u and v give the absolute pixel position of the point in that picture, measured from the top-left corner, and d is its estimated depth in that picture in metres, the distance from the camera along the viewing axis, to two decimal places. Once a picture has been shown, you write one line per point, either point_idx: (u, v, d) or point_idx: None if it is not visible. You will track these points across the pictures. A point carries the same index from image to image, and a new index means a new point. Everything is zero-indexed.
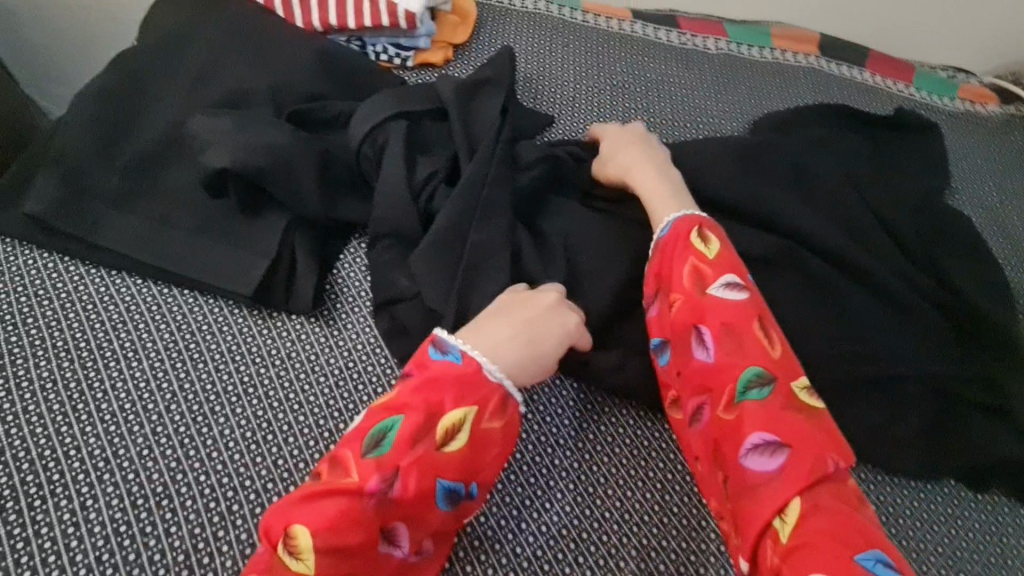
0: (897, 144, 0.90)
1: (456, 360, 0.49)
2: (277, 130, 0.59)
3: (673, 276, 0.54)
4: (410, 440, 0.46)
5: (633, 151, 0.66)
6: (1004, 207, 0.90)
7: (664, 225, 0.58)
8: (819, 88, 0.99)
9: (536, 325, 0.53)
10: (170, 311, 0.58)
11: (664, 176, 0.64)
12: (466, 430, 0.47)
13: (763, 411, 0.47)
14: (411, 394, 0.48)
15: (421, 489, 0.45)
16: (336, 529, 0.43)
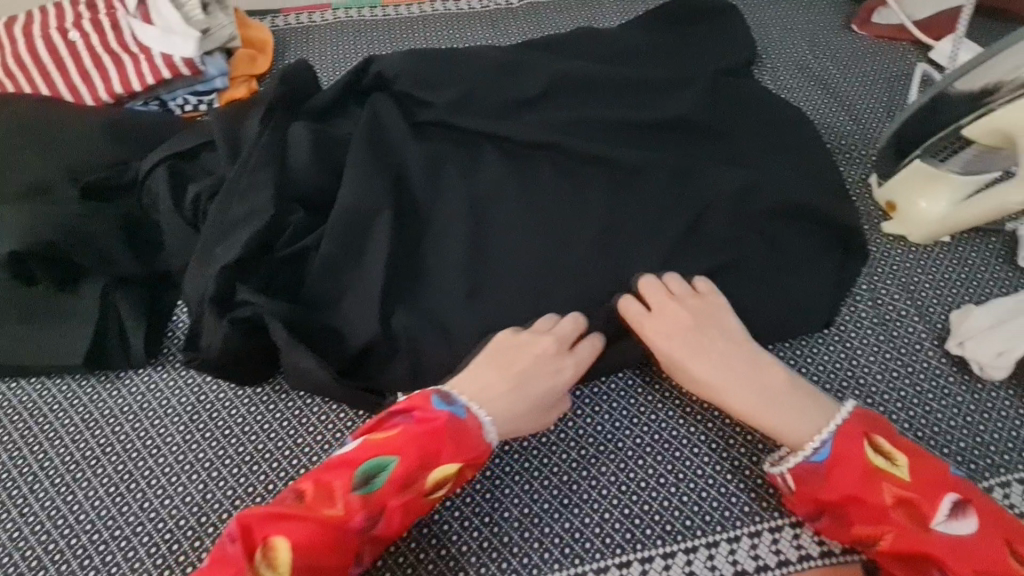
0: (702, 38, 0.93)
1: (460, 414, 0.59)
2: (70, 207, 0.63)
3: (848, 471, 0.56)
4: (401, 483, 0.55)
5: (706, 318, 0.65)
6: (815, 64, 0.94)
7: (822, 441, 0.58)
8: (624, 8, 1.02)
9: (507, 372, 0.63)
10: (21, 403, 0.62)
11: (742, 349, 0.64)
12: (444, 484, 0.57)
13: (952, 541, 0.52)
14: (407, 439, 0.56)
15: (399, 526, 0.55)
16: (308, 552, 0.51)
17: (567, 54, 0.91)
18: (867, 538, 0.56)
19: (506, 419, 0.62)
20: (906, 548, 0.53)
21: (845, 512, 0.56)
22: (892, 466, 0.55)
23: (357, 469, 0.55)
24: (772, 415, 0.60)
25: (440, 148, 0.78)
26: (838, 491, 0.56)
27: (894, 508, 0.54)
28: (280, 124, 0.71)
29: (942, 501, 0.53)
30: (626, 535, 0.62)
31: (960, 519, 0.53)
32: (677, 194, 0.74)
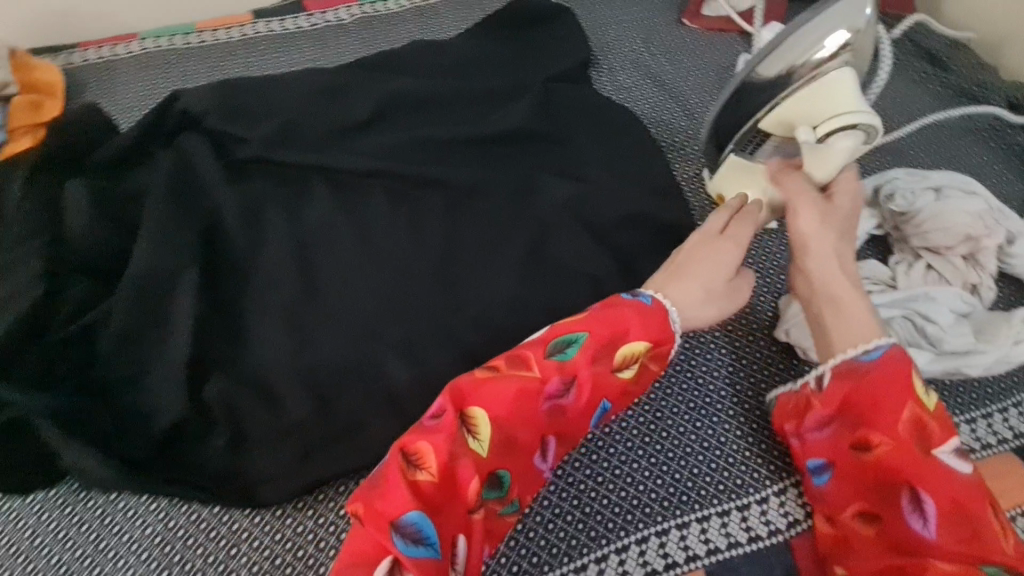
0: (537, 44, 0.92)
1: (647, 301, 0.59)
2: None
3: (883, 388, 0.52)
4: (594, 357, 0.55)
5: (845, 210, 0.64)
6: (650, 62, 0.95)
7: (874, 347, 0.54)
8: (462, 17, 0.99)
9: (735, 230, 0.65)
10: None
11: (844, 249, 0.61)
12: (628, 368, 0.58)
13: (955, 481, 0.48)
14: (599, 320, 0.56)
15: (586, 404, 0.55)
16: (509, 424, 0.52)
17: (396, 72, 0.87)
18: (864, 442, 0.52)
19: (691, 305, 0.61)
20: (901, 465, 0.50)
21: (861, 412, 0.53)
22: (923, 394, 0.52)
23: (549, 339, 0.55)
24: (852, 318, 0.57)
25: (257, 190, 0.73)
26: (867, 394, 0.53)
27: (904, 423, 0.51)
28: (49, 185, 0.63)
29: (951, 436, 0.50)
30: (494, 574, 0.58)
31: (962, 461, 0.50)
32: (512, 212, 0.73)
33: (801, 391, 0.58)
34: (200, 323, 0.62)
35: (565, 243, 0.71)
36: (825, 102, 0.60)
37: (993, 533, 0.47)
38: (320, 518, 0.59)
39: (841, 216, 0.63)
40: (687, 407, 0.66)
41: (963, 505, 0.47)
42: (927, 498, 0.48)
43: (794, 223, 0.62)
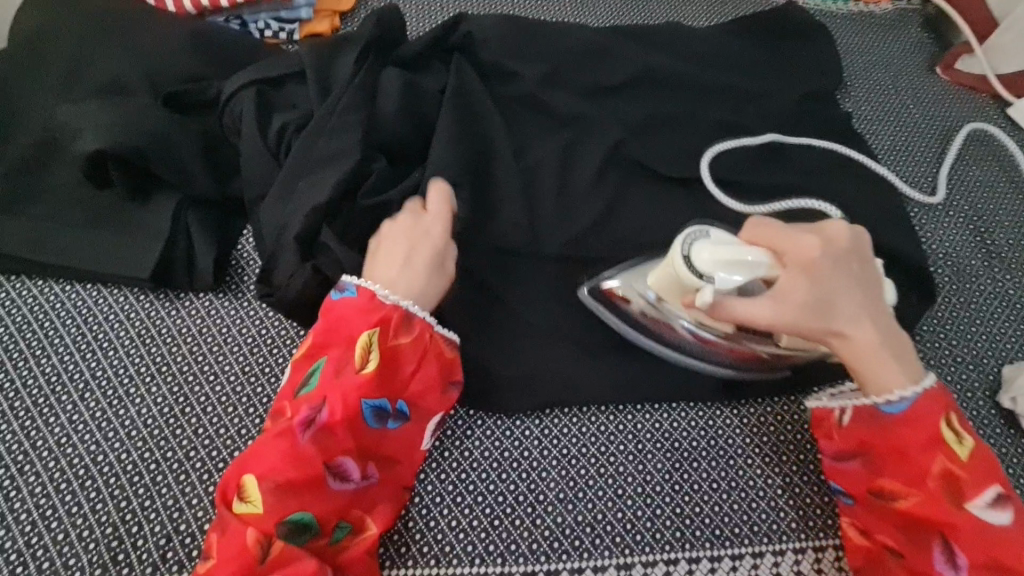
0: (797, 50, 0.90)
1: (351, 294, 0.54)
2: (152, 116, 0.60)
3: (914, 467, 0.51)
4: (949, 476, 0.51)
5: (841, 278, 0.54)
6: (896, 98, 0.93)
7: (905, 397, 0.52)
8: (715, 5, 0.98)
9: (839, 264, 0.54)
10: (71, 308, 0.58)
11: (873, 317, 0.54)
12: (378, 351, 0.52)
13: (988, 535, 0.49)
14: (343, 317, 0.53)
15: (342, 408, 0.50)
16: (280, 470, 0.49)
17: (657, 43, 0.86)
18: (892, 492, 0.52)
19: (806, 309, 0.53)
20: (929, 514, 0.50)
21: (889, 463, 0.52)
22: (956, 443, 0.52)
23: (351, 343, 0.52)
24: (870, 362, 0.53)
25: (520, 122, 0.76)
26: (894, 443, 0.52)
27: (936, 478, 0.51)
28: (370, 64, 0.68)
29: (985, 488, 0.50)
30: (695, 532, 0.56)
31: (997, 510, 0.50)
32: (753, 206, 0.74)
33: (817, 413, 0.57)
34: (466, 226, 0.65)
35: None
36: (739, 257, 0.52)
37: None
38: (545, 428, 0.61)
39: (835, 277, 0.54)
40: None
41: (1000, 560, 0.48)
42: (962, 553, 0.49)
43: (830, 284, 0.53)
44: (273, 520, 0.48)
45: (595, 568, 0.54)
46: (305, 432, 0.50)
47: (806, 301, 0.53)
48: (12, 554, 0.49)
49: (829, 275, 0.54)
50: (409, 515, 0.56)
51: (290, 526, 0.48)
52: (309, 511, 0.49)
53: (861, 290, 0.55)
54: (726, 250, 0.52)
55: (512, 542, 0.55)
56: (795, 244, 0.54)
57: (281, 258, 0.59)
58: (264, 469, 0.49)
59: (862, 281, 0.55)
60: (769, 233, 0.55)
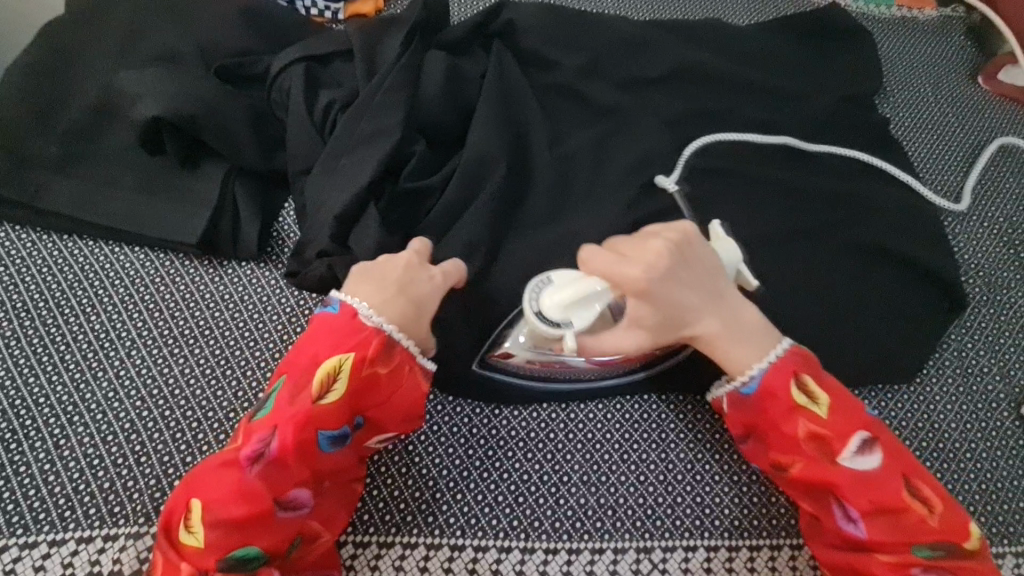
0: (837, 52, 0.90)
1: (334, 309, 0.51)
2: (205, 86, 0.62)
3: (784, 439, 0.53)
4: (818, 436, 0.52)
5: (674, 288, 0.52)
6: (935, 105, 0.92)
7: (755, 373, 0.53)
8: (756, 3, 0.98)
9: (672, 271, 0.52)
10: (121, 268, 0.60)
11: (715, 310, 0.54)
12: (342, 379, 0.49)
13: (865, 480, 0.51)
14: (313, 343, 0.51)
15: (293, 440, 0.48)
16: (222, 504, 0.46)
17: (698, 38, 0.86)
18: (779, 464, 0.53)
19: (656, 329, 0.53)
20: (815, 477, 0.52)
21: (767, 438, 0.54)
22: (813, 405, 0.52)
23: (312, 372, 0.49)
24: (728, 351, 0.54)
25: (558, 111, 0.76)
26: (767, 418, 0.53)
27: (806, 442, 0.52)
28: (415, 44, 0.69)
29: (851, 438, 0.51)
30: (717, 521, 0.56)
31: (867, 455, 0.51)
32: (789, 204, 0.74)
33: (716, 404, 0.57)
34: (501, 209, 0.66)
35: (838, 251, 0.71)
36: (581, 294, 0.52)
37: (917, 514, 0.50)
38: (572, 412, 0.61)
39: (672, 291, 0.52)
40: (918, 445, 0.65)
41: (883, 503, 0.50)
42: (851, 505, 0.50)
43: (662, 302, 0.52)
44: (214, 555, 0.46)
45: (616, 549, 0.55)
46: (252, 466, 0.47)
47: (656, 321, 0.53)
48: (59, 499, 0.51)
49: (668, 292, 0.52)
50: (436, 487, 0.56)
51: (235, 559, 0.46)
52: (255, 545, 0.47)
53: (697, 288, 0.54)
54: (569, 291, 0.52)
55: (536, 519, 0.55)
56: (625, 273, 0.51)
57: (322, 230, 0.60)
58: (210, 498, 0.47)
59: (704, 280, 0.54)
60: (604, 268, 0.52)
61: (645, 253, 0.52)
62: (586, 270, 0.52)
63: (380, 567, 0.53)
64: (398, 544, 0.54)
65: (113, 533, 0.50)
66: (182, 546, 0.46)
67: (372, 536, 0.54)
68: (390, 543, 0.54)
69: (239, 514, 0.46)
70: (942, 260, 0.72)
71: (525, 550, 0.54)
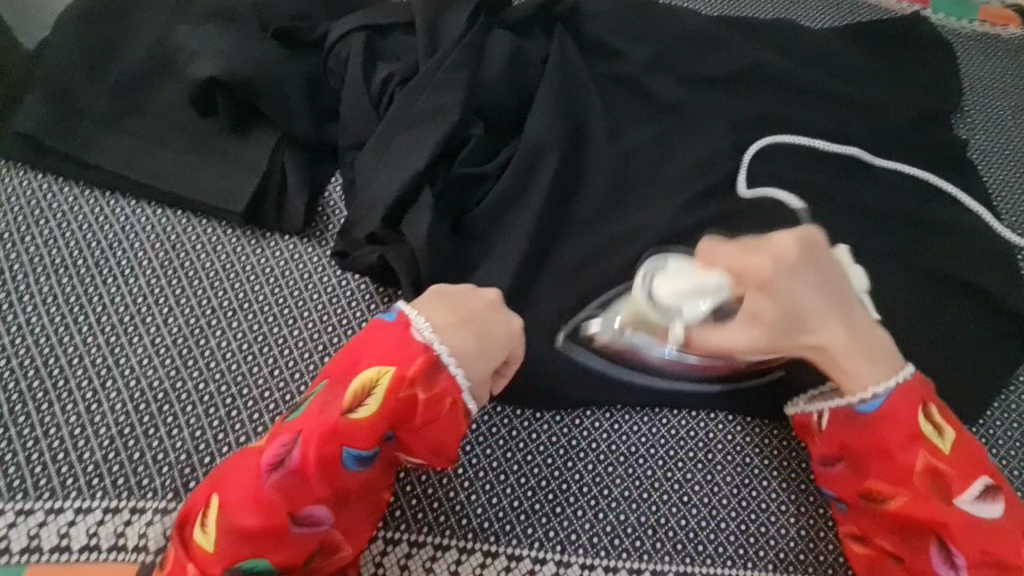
0: (916, 65, 0.85)
1: (388, 318, 0.49)
2: (262, 49, 0.59)
3: (896, 469, 0.49)
4: (937, 472, 0.48)
5: (800, 290, 0.49)
6: (1017, 129, 0.86)
7: (878, 393, 0.49)
8: (831, 7, 0.93)
9: (800, 271, 0.49)
10: (163, 232, 0.58)
11: (844, 320, 0.50)
12: (374, 396, 0.46)
13: (981, 527, 0.47)
14: (353, 352, 0.48)
15: (317, 454, 0.45)
16: (237, 507, 0.45)
17: (770, 39, 0.82)
18: (878, 494, 0.50)
19: (774, 331, 0.50)
20: (921, 516, 0.48)
21: (872, 464, 0.50)
22: (936, 438, 0.49)
23: (347, 382, 0.47)
24: (853, 366, 0.50)
25: (620, 105, 0.73)
26: (875, 441, 0.50)
27: (921, 475, 0.48)
28: (480, 20, 0.65)
29: (973, 480, 0.48)
30: (761, 552, 0.53)
31: (985, 502, 0.48)
32: (859, 222, 0.69)
33: (800, 419, 0.54)
34: (557, 203, 0.63)
35: (909, 277, 0.67)
36: (696, 286, 0.49)
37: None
38: (615, 422, 0.58)
39: (799, 293, 0.49)
40: None
41: (998, 557, 0.47)
42: (959, 552, 0.47)
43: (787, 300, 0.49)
44: (222, 563, 0.44)
45: (655, 572, 0.52)
46: (272, 473, 0.45)
47: (772, 321, 0.49)
48: (87, 466, 0.49)
49: (794, 293, 0.49)
50: (470, 488, 0.54)
51: (242, 569, 0.45)
52: (265, 559, 0.45)
53: (827, 294, 0.50)
54: (683, 280, 0.50)
55: (572, 532, 0.53)
56: (747, 265, 0.49)
57: (371, 210, 0.57)
58: (229, 498, 0.45)
59: (830, 287, 0.50)
60: (724, 258, 0.50)
61: (766, 247, 0.49)
62: (704, 258, 0.50)
63: (408, 566, 0.51)
64: (429, 544, 0.52)
65: (141, 506, 0.48)
66: (194, 543, 0.45)
67: (402, 534, 0.52)
68: (421, 542, 0.52)
69: (251, 525, 0.44)
70: (1017, 296, 0.68)
71: (560, 564, 0.52)
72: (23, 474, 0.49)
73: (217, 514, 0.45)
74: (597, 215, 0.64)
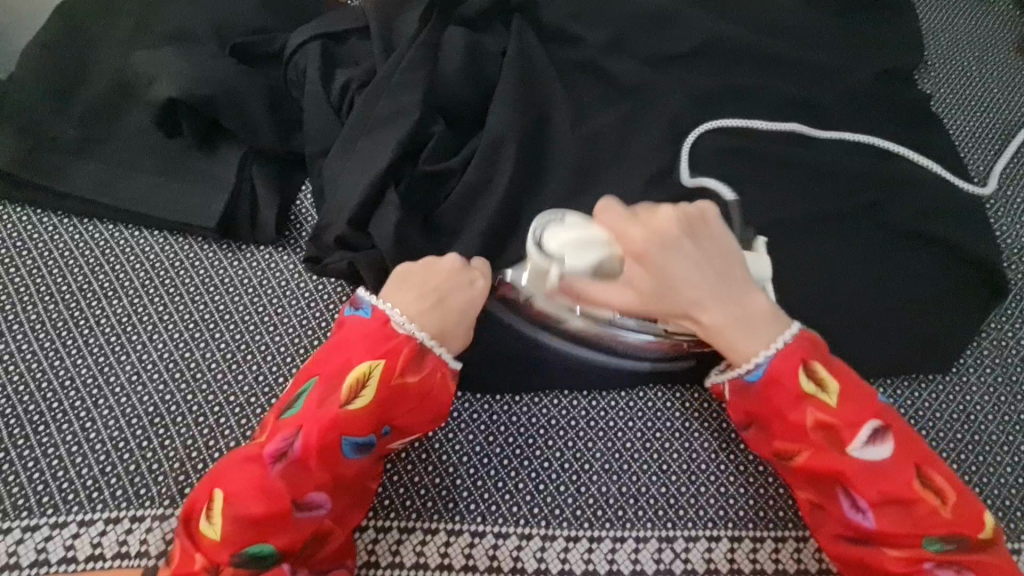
0: (879, 19, 0.84)
1: (366, 314, 0.53)
2: (221, 67, 0.61)
3: (789, 427, 0.51)
4: (827, 425, 0.50)
5: (677, 260, 0.51)
6: (982, 79, 0.86)
7: (760, 361, 0.51)
8: None
9: (678, 241, 0.51)
10: (142, 252, 0.60)
11: (721, 291, 0.51)
12: (369, 386, 0.50)
13: (874, 471, 0.49)
14: (339, 348, 0.52)
15: (318, 442, 0.48)
16: (241, 498, 0.47)
17: (731, 8, 0.81)
18: (785, 452, 0.52)
19: (652, 296, 0.51)
20: (821, 467, 0.50)
21: (771, 426, 0.52)
22: (822, 393, 0.50)
23: (338, 375, 0.50)
24: (728, 332, 0.51)
25: (582, 89, 0.73)
26: (768, 403, 0.52)
27: (813, 430, 0.50)
28: (433, 17, 0.66)
29: (860, 426, 0.50)
30: (741, 512, 0.55)
31: (876, 446, 0.49)
32: (823, 186, 0.70)
33: (717, 389, 0.56)
34: (521, 193, 0.64)
35: (874, 236, 0.68)
36: (587, 238, 0.51)
37: (928, 506, 0.48)
38: (593, 400, 0.59)
39: (675, 264, 0.50)
40: (950, 438, 0.64)
41: (892, 494, 0.49)
42: (858, 494, 0.49)
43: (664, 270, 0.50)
44: (230, 549, 0.47)
45: (638, 538, 0.54)
46: (276, 463, 0.48)
47: (652, 286, 0.51)
48: (87, 480, 0.51)
49: (671, 262, 0.50)
50: (456, 473, 0.56)
51: (249, 556, 0.47)
52: (270, 542, 0.47)
53: (704, 267, 0.51)
54: (575, 233, 0.51)
55: (556, 507, 0.55)
56: (627, 232, 0.50)
57: (340, 215, 0.59)
58: (233, 491, 0.48)
59: (713, 262, 0.52)
60: (612, 218, 0.50)
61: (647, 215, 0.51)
62: (599, 220, 0.51)
63: (400, 552, 0.53)
64: (419, 529, 0.54)
65: (140, 514, 0.51)
66: (201, 536, 0.47)
67: (393, 521, 0.54)
68: (411, 528, 0.54)
69: (257, 512, 0.47)
70: (984, 246, 0.69)
71: (546, 538, 0.54)
72: (26, 493, 0.51)
73: (223, 506, 0.47)
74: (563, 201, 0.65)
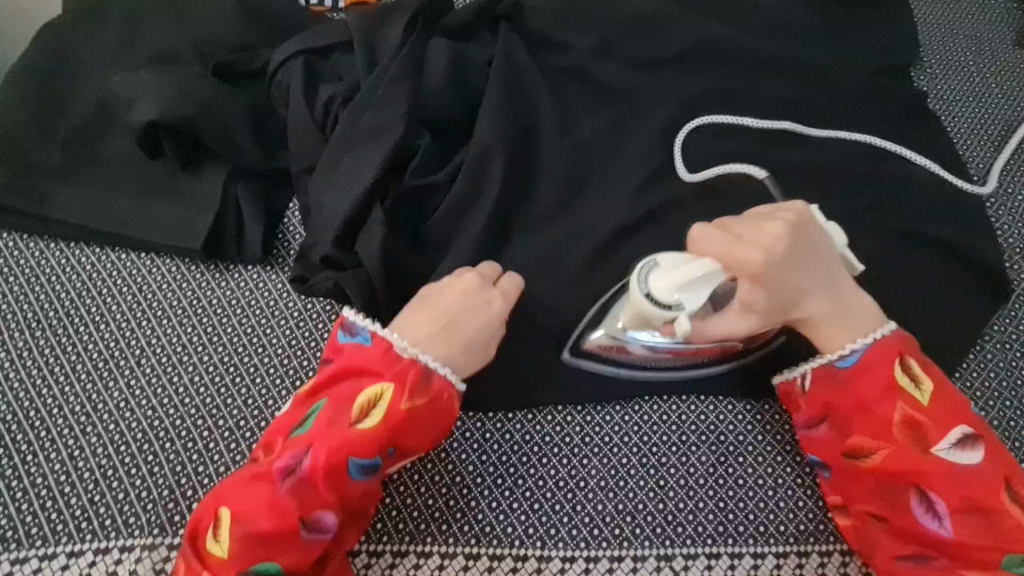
0: (875, 14, 0.82)
1: (365, 342, 0.51)
2: (203, 87, 0.60)
3: (872, 423, 0.50)
4: (915, 422, 0.49)
5: (789, 267, 0.50)
6: (980, 74, 0.84)
7: (853, 349, 0.51)
8: None
9: (787, 248, 0.50)
10: (128, 275, 0.60)
11: (827, 290, 0.51)
12: (378, 407, 0.49)
13: (959, 475, 0.48)
14: (349, 366, 0.51)
15: (327, 463, 0.48)
16: (249, 515, 0.47)
17: (721, 8, 0.79)
18: (860, 449, 0.51)
19: (772, 310, 0.51)
20: (903, 468, 0.49)
21: (850, 420, 0.51)
22: (915, 389, 0.50)
23: (349, 394, 0.50)
24: (844, 338, 0.52)
25: (571, 96, 0.72)
26: (854, 398, 0.51)
27: (899, 427, 0.50)
28: (417, 30, 0.65)
29: (951, 428, 0.49)
30: (740, 527, 0.54)
31: (966, 449, 0.49)
32: (819, 189, 0.69)
33: (783, 389, 0.56)
34: (511, 206, 0.64)
35: (874, 239, 0.67)
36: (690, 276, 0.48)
37: (1012, 520, 0.47)
38: (587, 415, 0.58)
39: (788, 272, 0.50)
40: None
41: (977, 502, 0.48)
42: (940, 500, 0.48)
43: (780, 277, 0.50)
44: (237, 567, 0.46)
45: (636, 557, 0.53)
46: (285, 480, 0.48)
47: (769, 304, 0.50)
48: (75, 510, 0.51)
49: (785, 268, 0.50)
50: (450, 494, 0.55)
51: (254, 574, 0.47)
52: (276, 562, 0.47)
53: (811, 268, 0.51)
54: (678, 273, 0.48)
55: (552, 526, 0.54)
56: (738, 254, 0.49)
57: (326, 235, 0.59)
58: (240, 508, 0.47)
59: (817, 261, 0.51)
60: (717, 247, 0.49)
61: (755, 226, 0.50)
62: (693, 248, 0.50)
63: None
64: (412, 552, 0.53)
65: (129, 544, 0.50)
66: (207, 552, 0.47)
67: (386, 545, 0.54)
68: (404, 551, 0.53)
69: (266, 529, 0.46)
70: (986, 246, 0.67)
71: (542, 559, 0.53)
72: (15, 525, 0.50)
73: (231, 524, 0.47)
74: (553, 212, 0.64)
